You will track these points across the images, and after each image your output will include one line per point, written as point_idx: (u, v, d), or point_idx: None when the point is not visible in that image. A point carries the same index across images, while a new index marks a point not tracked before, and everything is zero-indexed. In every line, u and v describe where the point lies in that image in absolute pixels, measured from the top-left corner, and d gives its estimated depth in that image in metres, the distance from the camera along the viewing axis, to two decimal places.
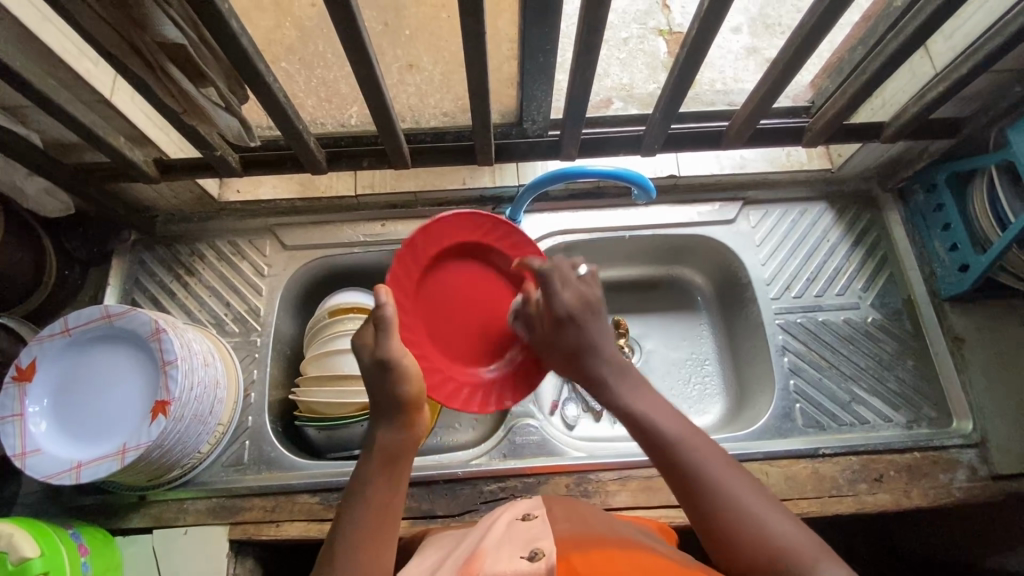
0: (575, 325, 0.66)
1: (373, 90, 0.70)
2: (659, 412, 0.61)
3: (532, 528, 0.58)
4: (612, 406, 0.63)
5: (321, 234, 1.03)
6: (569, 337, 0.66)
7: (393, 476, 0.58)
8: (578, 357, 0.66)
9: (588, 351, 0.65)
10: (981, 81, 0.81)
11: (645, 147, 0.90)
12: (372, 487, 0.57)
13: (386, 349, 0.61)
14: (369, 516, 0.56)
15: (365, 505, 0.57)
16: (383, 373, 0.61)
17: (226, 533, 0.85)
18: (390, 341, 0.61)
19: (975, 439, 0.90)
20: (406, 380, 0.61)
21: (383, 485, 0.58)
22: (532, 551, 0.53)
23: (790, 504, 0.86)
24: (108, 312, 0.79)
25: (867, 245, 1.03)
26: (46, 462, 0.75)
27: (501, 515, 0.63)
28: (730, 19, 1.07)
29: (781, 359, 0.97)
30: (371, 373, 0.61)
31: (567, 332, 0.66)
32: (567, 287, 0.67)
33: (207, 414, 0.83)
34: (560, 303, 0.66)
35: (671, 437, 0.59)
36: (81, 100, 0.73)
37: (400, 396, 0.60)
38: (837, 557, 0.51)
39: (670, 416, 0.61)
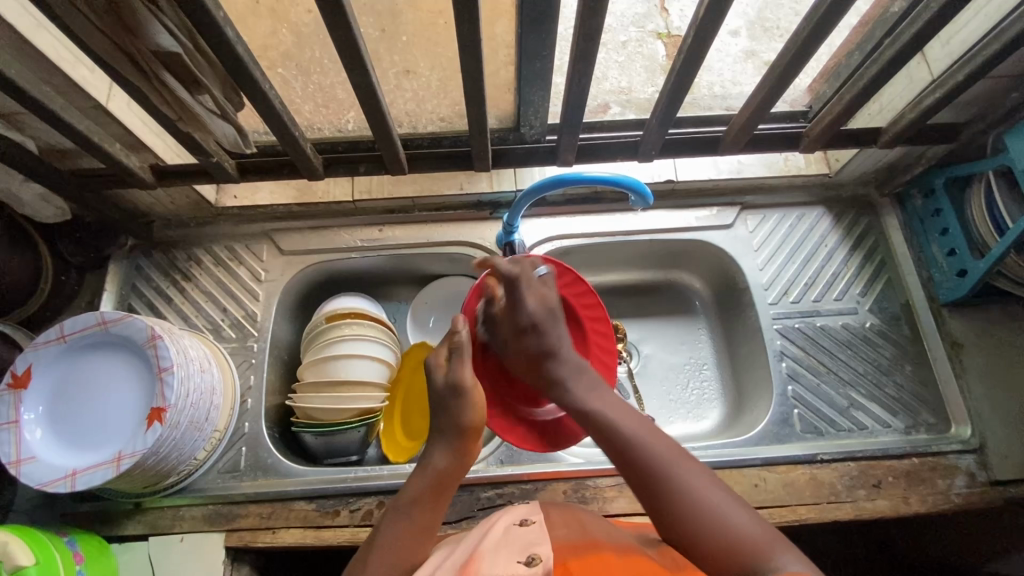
0: (535, 331, 0.70)
1: (369, 96, 0.70)
2: (612, 411, 0.64)
3: (529, 533, 0.58)
4: (568, 405, 0.67)
5: (319, 239, 1.03)
6: (530, 344, 0.70)
7: (440, 496, 0.64)
8: (539, 363, 0.70)
9: (548, 356, 0.69)
10: (978, 87, 0.81)
11: (642, 153, 0.90)
12: (419, 504, 0.63)
13: (457, 377, 0.67)
14: (411, 529, 0.61)
15: (409, 517, 0.62)
16: (451, 400, 0.67)
17: (222, 540, 0.85)
18: (462, 370, 0.67)
19: (973, 445, 0.90)
20: (471, 409, 0.66)
21: (428, 503, 0.63)
22: (529, 556, 0.53)
23: (788, 510, 0.85)
24: (105, 319, 0.79)
25: (865, 249, 1.03)
26: (41, 470, 0.74)
27: (499, 519, 0.62)
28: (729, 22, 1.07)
29: (779, 364, 0.97)
30: (440, 397, 0.67)
31: (525, 338, 0.70)
32: (529, 294, 0.71)
33: (203, 421, 0.82)
34: (525, 311, 0.70)
35: (625, 434, 0.61)
36: (77, 107, 0.73)
37: (461, 423, 0.66)
38: (789, 544, 0.53)
39: (625, 414, 0.63)
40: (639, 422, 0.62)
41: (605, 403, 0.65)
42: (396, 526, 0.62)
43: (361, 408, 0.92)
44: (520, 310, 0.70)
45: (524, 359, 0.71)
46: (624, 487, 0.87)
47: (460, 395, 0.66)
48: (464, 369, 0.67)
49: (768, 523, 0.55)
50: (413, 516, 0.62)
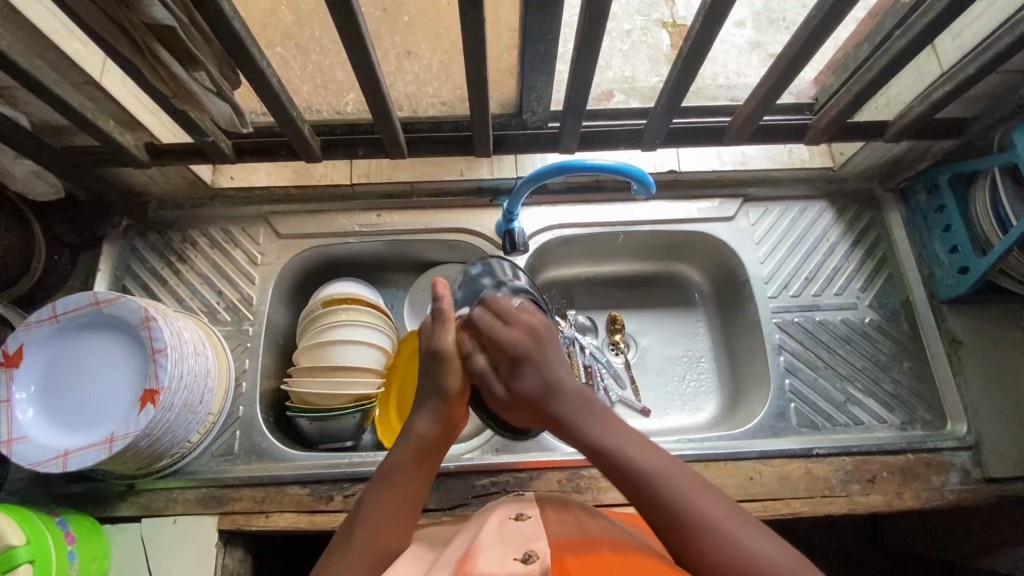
0: (529, 365, 0.63)
1: (370, 78, 0.69)
2: (628, 447, 0.58)
3: (524, 528, 0.56)
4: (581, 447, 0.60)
5: (316, 224, 1.01)
6: (528, 380, 0.63)
7: (421, 463, 0.61)
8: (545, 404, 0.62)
9: (555, 392, 0.62)
10: (987, 81, 0.80)
11: (645, 142, 0.89)
12: (402, 471, 0.61)
13: (439, 342, 0.64)
14: (393, 501, 0.59)
15: (392, 486, 0.60)
16: (434, 365, 0.64)
17: (215, 523, 0.84)
18: (445, 333, 0.65)
19: (969, 442, 0.89)
20: (451, 376, 0.63)
21: (411, 471, 0.61)
22: (526, 553, 0.51)
23: (782, 503, 0.86)
24: (97, 300, 0.78)
25: (867, 244, 1.03)
26: (32, 450, 0.74)
27: (494, 514, 0.61)
28: (735, 13, 1.06)
29: (777, 358, 0.96)
30: (423, 363, 0.65)
31: (512, 375, 0.64)
32: (503, 329, 0.65)
33: (198, 404, 0.82)
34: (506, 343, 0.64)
35: (648, 472, 0.56)
36: (70, 82, 0.71)
37: (441, 386, 0.63)
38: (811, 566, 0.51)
39: (643, 450, 0.58)
40: (654, 458, 0.57)
41: (624, 440, 0.59)
42: (379, 495, 0.60)
43: (359, 394, 0.92)
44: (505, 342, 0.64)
45: (529, 406, 0.63)
46: None
47: (441, 360, 0.64)
48: (445, 332, 0.65)
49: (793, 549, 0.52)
50: (393, 487, 0.60)
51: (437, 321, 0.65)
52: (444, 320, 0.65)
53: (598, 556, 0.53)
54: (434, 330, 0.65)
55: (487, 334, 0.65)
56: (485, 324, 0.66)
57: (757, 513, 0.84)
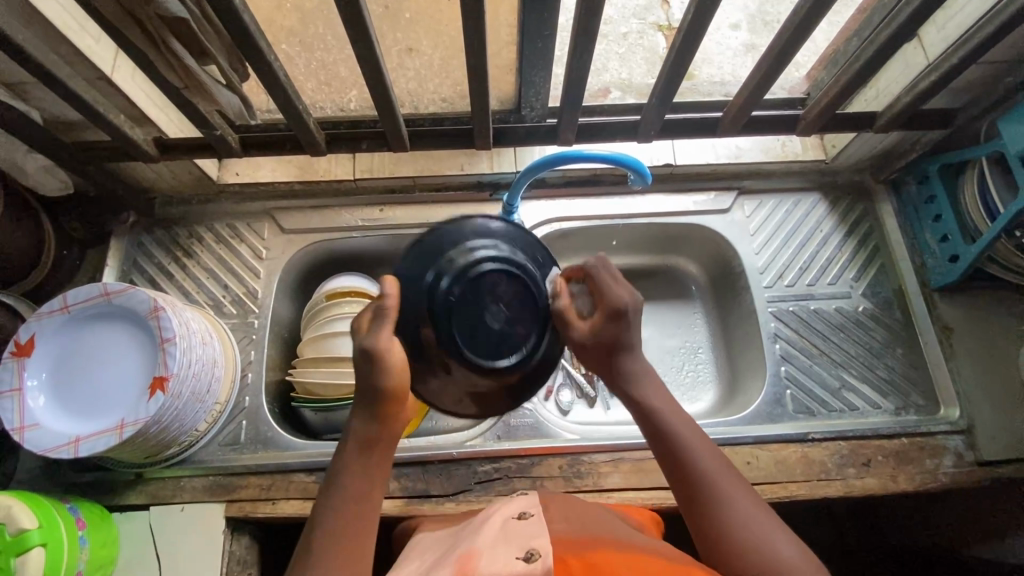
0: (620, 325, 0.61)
1: (374, 72, 0.71)
2: (670, 412, 0.62)
3: (526, 527, 0.58)
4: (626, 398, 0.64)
5: (320, 219, 1.03)
6: (617, 329, 0.61)
7: (371, 464, 0.58)
8: (616, 354, 0.63)
9: (625, 350, 0.63)
10: (973, 72, 0.82)
11: (641, 135, 0.91)
12: (354, 471, 0.58)
13: (369, 340, 0.56)
14: (346, 509, 0.56)
15: (343, 492, 0.57)
16: (369, 366, 0.57)
17: (222, 511, 0.86)
18: (379, 330, 0.57)
19: (961, 426, 0.91)
20: (388, 375, 0.56)
21: (359, 475, 0.58)
22: (527, 551, 0.52)
23: (779, 487, 0.87)
24: (107, 291, 0.79)
25: (859, 234, 1.05)
26: (44, 436, 0.75)
27: (498, 512, 0.63)
28: (730, 16, 1.10)
29: (773, 346, 0.98)
30: (355, 361, 0.57)
31: (607, 327, 0.61)
32: (614, 283, 0.62)
33: (205, 393, 0.84)
34: (614, 298, 0.61)
35: (683, 442, 0.61)
36: (83, 77, 0.73)
37: (379, 387, 0.57)
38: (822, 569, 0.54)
39: (682, 419, 0.62)
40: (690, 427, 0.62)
41: (670, 404, 0.63)
42: (333, 501, 0.57)
43: None
44: (612, 295, 0.61)
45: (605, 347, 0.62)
46: (619, 463, 0.88)
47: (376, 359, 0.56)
48: (382, 329, 0.56)
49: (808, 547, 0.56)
50: (347, 490, 0.57)
51: (373, 321, 0.57)
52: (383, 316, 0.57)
53: (601, 557, 0.54)
54: (371, 327, 0.57)
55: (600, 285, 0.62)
56: (602, 274, 0.62)
57: None
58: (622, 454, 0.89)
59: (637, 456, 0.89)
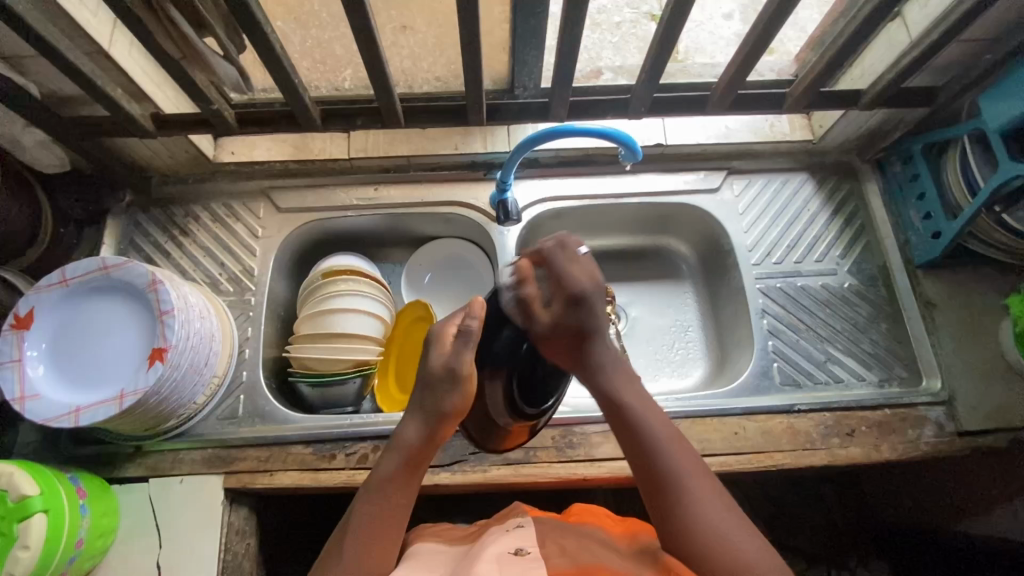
0: (584, 306, 0.66)
1: (369, 46, 0.73)
2: (645, 412, 0.66)
3: (526, 563, 0.57)
4: (600, 393, 0.68)
5: (315, 197, 1.05)
6: (580, 318, 0.66)
7: (412, 476, 0.66)
8: (583, 342, 0.67)
9: (594, 338, 0.67)
10: (953, 49, 0.85)
11: (632, 111, 0.92)
12: (396, 482, 0.65)
13: (456, 363, 0.66)
14: (384, 513, 0.64)
15: (383, 498, 0.64)
16: (446, 384, 0.66)
17: (220, 482, 0.87)
18: (463, 356, 0.66)
19: (942, 397, 0.94)
20: (458, 398, 0.66)
21: (400, 487, 0.65)
22: None
23: (765, 456, 0.90)
24: (106, 264, 0.80)
25: (846, 213, 1.07)
26: (44, 406, 0.76)
27: (494, 544, 0.61)
28: (722, 5, 1.08)
29: (761, 321, 1.00)
30: (429, 375, 0.67)
31: (566, 314, 0.66)
32: (573, 267, 0.67)
33: (202, 365, 0.85)
34: (575, 282, 0.66)
35: (654, 437, 0.65)
36: (82, 51, 0.74)
37: (445, 404, 0.66)
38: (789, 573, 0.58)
39: (652, 414, 0.67)
40: (666, 428, 0.66)
41: (641, 403, 0.67)
42: (372, 503, 0.64)
43: (358, 359, 0.95)
44: (569, 282, 0.66)
45: (569, 339, 0.66)
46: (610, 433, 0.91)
47: (456, 381, 0.66)
48: (465, 354, 0.66)
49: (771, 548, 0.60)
50: (387, 495, 0.65)
51: (459, 340, 0.67)
52: (467, 341, 0.66)
53: None
54: (455, 347, 0.67)
55: (556, 274, 0.67)
56: (558, 260, 0.67)
57: (741, 464, 0.89)
58: None
59: None
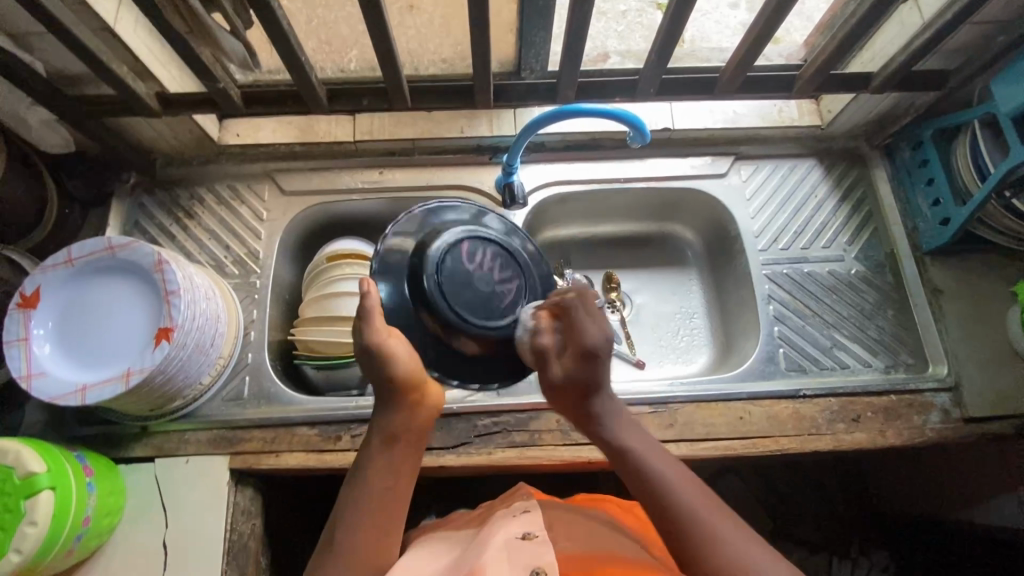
0: (593, 363, 0.63)
1: (378, 25, 0.72)
2: (652, 458, 0.62)
3: (533, 548, 0.57)
4: (606, 445, 0.65)
5: (320, 180, 1.04)
6: (589, 372, 0.64)
7: (394, 457, 0.64)
8: (587, 397, 0.65)
9: (597, 391, 0.65)
10: (965, 32, 0.84)
11: (640, 93, 0.91)
12: (374, 464, 0.63)
13: (370, 337, 0.62)
14: (370, 496, 0.62)
15: (365, 482, 0.62)
16: (374, 359, 0.62)
17: (226, 462, 0.88)
18: (370, 328, 0.62)
19: (948, 383, 0.94)
20: (395, 364, 0.62)
21: (382, 468, 0.63)
22: (533, 571, 0.54)
23: (770, 440, 0.90)
24: (111, 244, 0.80)
25: (853, 200, 1.06)
26: (50, 384, 0.76)
27: (503, 529, 0.61)
28: None
29: (767, 307, 1.00)
30: (364, 364, 0.63)
31: (581, 368, 0.64)
32: (591, 319, 0.64)
33: (208, 346, 0.85)
34: (591, 337, 0.63)
35: (665, 482, 0.60)
36: (87, 27, 0.73)
37: (395, 382, 0.63)
38: None
39: (660, 458, 0.63)
40: (678, 471, 0.62)
41: (647, 448, 0.63)
42: (355, 490, 0.62)
43: None
44: (588, 337, 0.63)
45: (577, 391, 0.65)
46: None
47: (381, 352, 0.62)
48: (373, 325, 0.62)
49: None
50: (369, 484, 0.62)
51: (360, 320, 0.63)
52: (368, 315, 0.63)
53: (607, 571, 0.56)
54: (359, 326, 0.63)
55: (575, 324, 0.64)
56: (578, 312, 0.64)
57: (746, 448, 0.89)
58: (618, 408, 0.91)
59: (633, 411, 0.91)
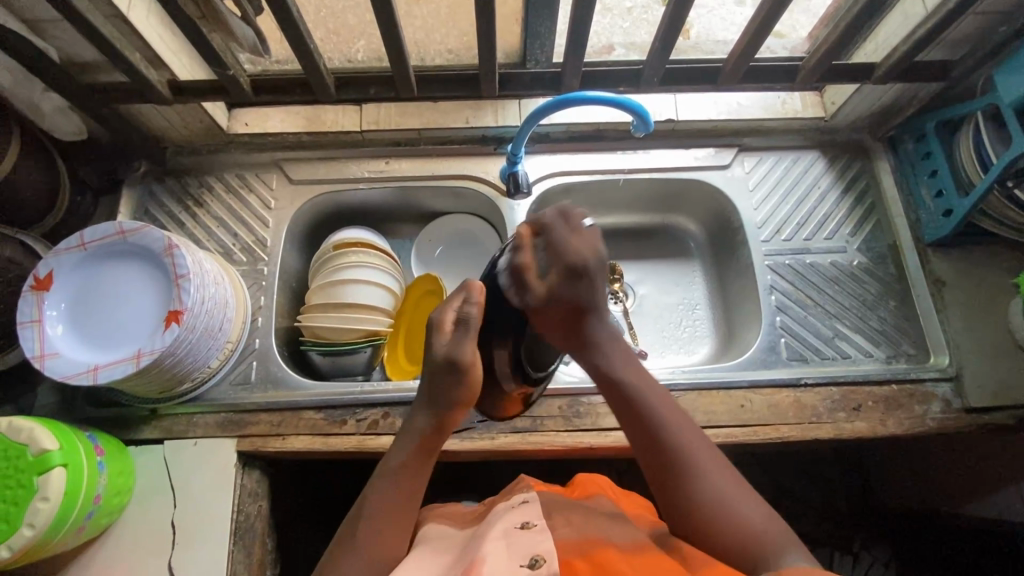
0: (578, 279, 0.68)
1: (386, 15, 0.74)
2: (649, 394, 0.68)
3: (532, 537, 0.57)
4: (603, 374, 0.70)
5: (327, 170, 1.06)
6: (578, 292, 0.69)
7: (422, 458, 0.67)
8: (577, 320, 0.70)
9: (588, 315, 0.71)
10: (968, 22, 0.84)
11: (644, 82, 0.92)
12: (408, 470, 0.66)
13: (459, 353, 0.66)
14: (396, 499, 0.65)
15: (397, 485, 0.65)
16: (449, 375, 0.67)
17: (234, 445, 0.89)
18: (464, 346, 0.66)
19: (950, 374, 0.94)
20: (465, 386, 0.67)
21: (412, 476, 0.66)
22: (532, 559, 0.54)
23: (771, 428, 0.90)
24: (123, 229, 0.82)
25: (856, 191, 1.07)
26: (62, 364, 0.78)
27: (501, 519, 0.61)
28: None
29: (769, 297, 1.01)
30: (432, 368, 0.68)
31: (563, 287, 0.68)
32: (573, 239, 0.70)
33: (217, 330, 0.86)
34: (576, 255, 0.68)
35: (651, 402, 0.67)
36: (100, 14, 0.75)
37: (454, 397, 0.67)
38: (800, 544, 0.58)
39: (646, 382, 0.70)
40: (668, 406, 0.68)
41: (634, 374, 0.70)
42: (384, 489, 0.65)
43: (369, 329, 0.96)
44: (570, 253, 0.68)
45: (566, 310, 0.69)
46: None
47: (459, 370, 0.66)
48: (466, 343, 0.67)
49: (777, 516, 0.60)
50: (399, 479, 0.66)
51: (457, 331, 0.67)
52: (466, 331, 0.67)
53: (607, 557, 0.56)
54: (456, 336, 0.67)
55: (558, 243, 0.69)
56: (560, 233, 0.69)
57: (746, 436, 0.89)
58: None
59: None
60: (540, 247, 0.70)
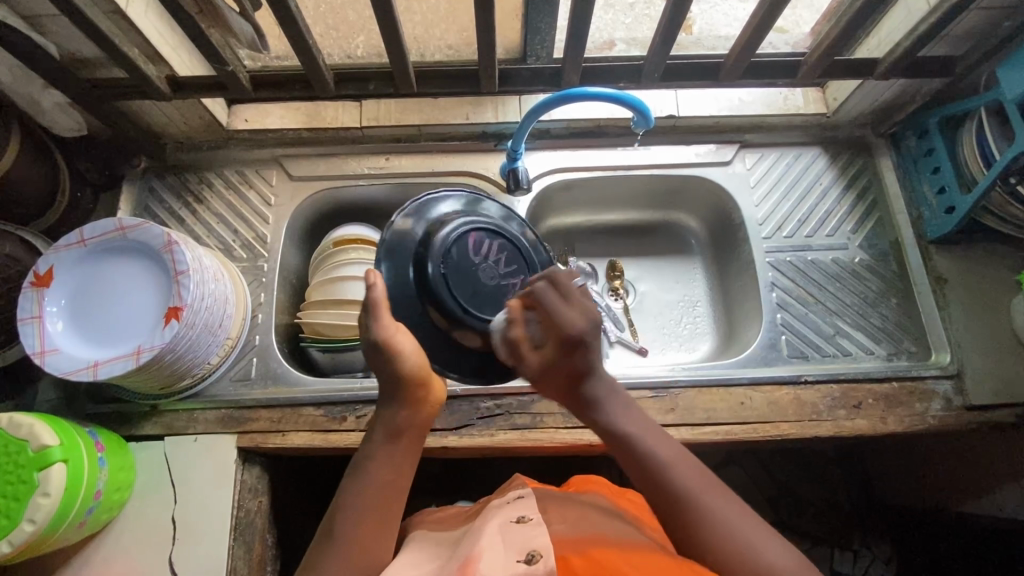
0: (576, 352, 0.66)
1: (385, 10, 0.73)
2: (648, 438, 0.64)
3: (528, 532, 0.56)
4: (601, 427, 0.67)
5: (327, 166, 1.05)
6: (574, 360, 0.67)
7: (397, 451, 0.64)
8: (577, 384, 0.68)
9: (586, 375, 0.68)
10: (971, 17, 0.83)
11: (645, 78, 0.92)
12: (377, 459, 0.64)
13: (378, 330, 0.64)
14: (370, 492, 0.62)
15: (369, 477, 0.63)
16: (381, 352, 0.64)
17: (234, 441, 0.89)
18: (376, 321, 0.64)
19: (951, 371, 0.94)
20: (405, 357, 0.64)
21: (385, 462, 0.64)
22: (528, 554, 0.53)
23: (771, 426, 0.90)
24: (123, 224, 0.82)
25: (858, 188, 1.06)
26: (63, 360, 0.78)
27: (496, 515, 0.61)
28: None
29: (770, 295, 1.00)
30: (369, 356, 0.65)
31: (559, 357, 0.67)
32: (565, 306, 0.67)
33: (217, 326, 0.86)
34: (569, 325, 0.66)
35: (658, 457, 0.63)
36: (99, 10, 0.75)
37: (399, 372, 0.65)
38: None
39: (651, 435, 0.65)
40: (674, 450, 0.64)
41: (637, 425, 0.66)
42: (356, 485, 0.62)
43: None
44: (564, 323, 0.66)
45: (565, 376, 0.67)
46: None
47: (391, 346, 0.64)
48: (381, 318, 0.64)
49: (799, 554, 0.57)
50: (372, 476, 0.63)
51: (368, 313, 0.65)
52: (376, 307, 0.64)
53: (604, 555, 0.55)
54: (367, 319, 0.65)
55: (549, 310, 0.67)
56: (551, 300, 0.67)
57: (746, 433, 0.89)
58: None
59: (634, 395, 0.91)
60: (531, 319, 0.69)
